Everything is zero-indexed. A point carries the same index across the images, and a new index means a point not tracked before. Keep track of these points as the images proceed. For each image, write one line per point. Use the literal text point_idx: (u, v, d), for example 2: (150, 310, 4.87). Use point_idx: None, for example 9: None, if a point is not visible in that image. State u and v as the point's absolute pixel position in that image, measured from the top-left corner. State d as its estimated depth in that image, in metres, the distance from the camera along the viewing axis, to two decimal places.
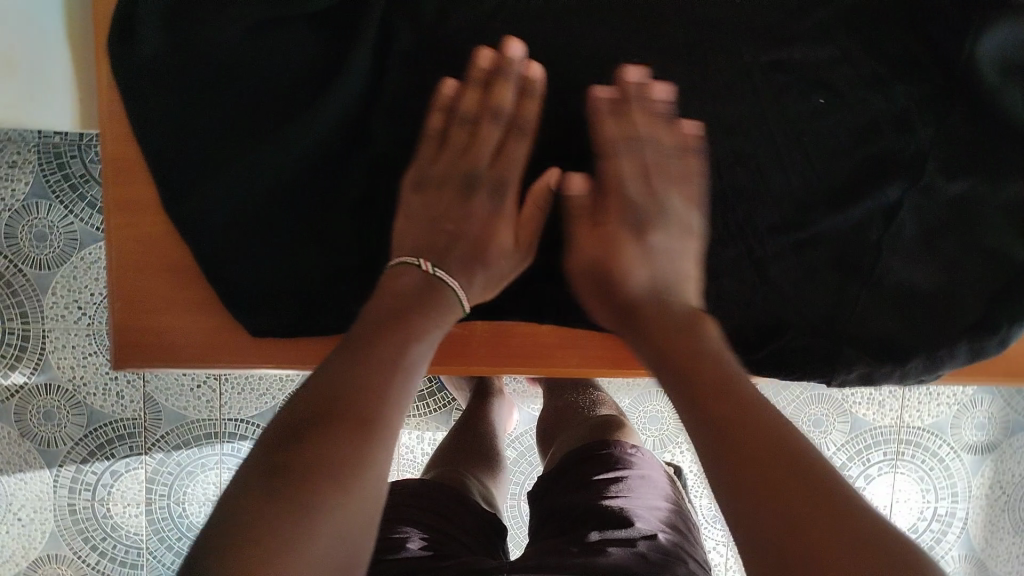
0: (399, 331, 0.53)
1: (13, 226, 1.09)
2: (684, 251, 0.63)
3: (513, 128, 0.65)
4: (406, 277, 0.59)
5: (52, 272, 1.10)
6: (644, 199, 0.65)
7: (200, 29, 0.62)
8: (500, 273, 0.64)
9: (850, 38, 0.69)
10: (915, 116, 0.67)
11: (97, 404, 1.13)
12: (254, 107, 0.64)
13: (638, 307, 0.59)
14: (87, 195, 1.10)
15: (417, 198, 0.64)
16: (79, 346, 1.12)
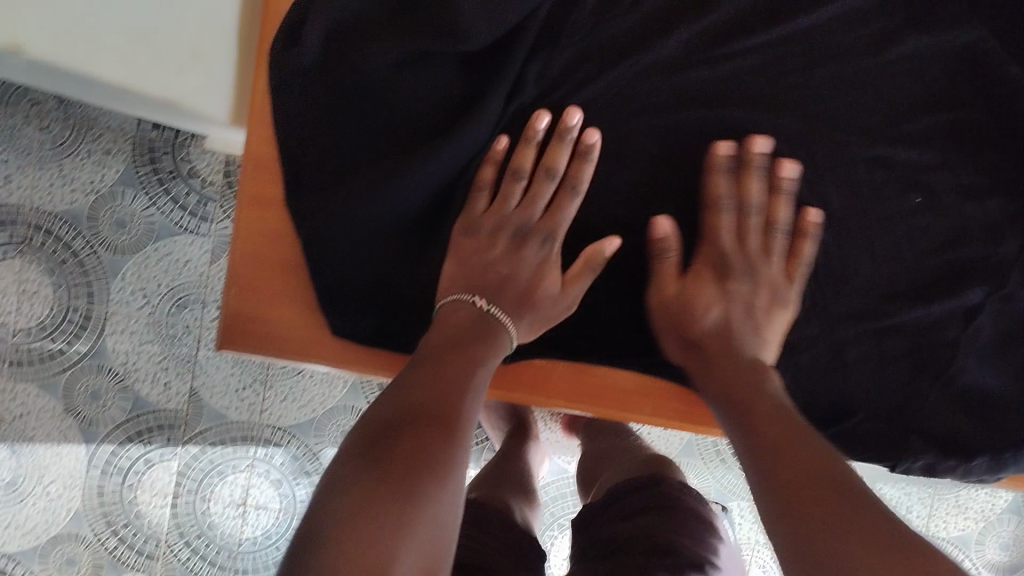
0: (462, 358, 0.61)
1: (96, 210, 1.07)
2: (763, 311, 0.69)
3: (566, 186, 0.68)
4: (463, 313, 0.65)
5: (126, 258, 1.08)
6: (741, 254, 0.70)
7: (355, 52, 0.66)
8: (546, 316, 0.69)
9: (952, 144, 0.73)
10: (1005, 227, 0.73)
11: (145, 390, 1.09)
12: (394, 132, 0.68)
13: (710, 348, 0.68)
14: (173, 190, 1.09)
15: (473, 242, 0.68)
16: (138, 333, 1.09)
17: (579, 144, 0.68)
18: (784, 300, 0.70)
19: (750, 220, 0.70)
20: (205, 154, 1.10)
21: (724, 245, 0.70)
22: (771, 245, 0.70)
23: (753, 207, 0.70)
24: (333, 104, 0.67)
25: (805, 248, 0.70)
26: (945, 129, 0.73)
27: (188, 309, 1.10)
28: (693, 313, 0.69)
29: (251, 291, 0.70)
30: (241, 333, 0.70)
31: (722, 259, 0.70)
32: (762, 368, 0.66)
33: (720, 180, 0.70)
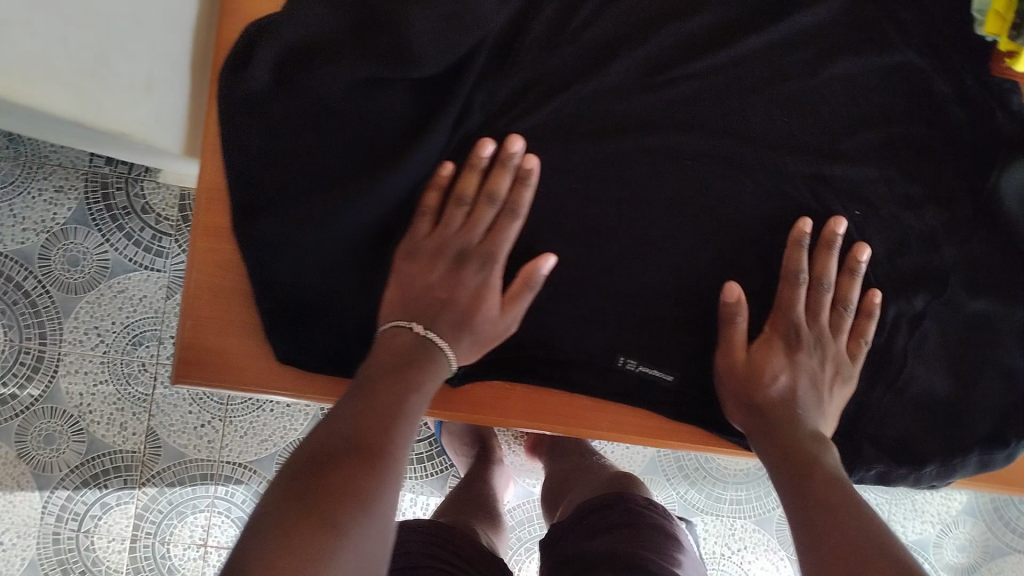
0: (397, 388, 0.56)
1: (47, 248, 1.05)
2: (827, 387, 0.69)
3: (507, 210, 0.64)
4: (400, 340, 0.61)
5: (79, 297, 1.06)
6: (812, 328, 0.70)
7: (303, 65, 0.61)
8: (485, 339, 0.65)
9: (899, 154, 0.74)
10: (940, 235, 0.74)
11: (100, 432, 1.06)
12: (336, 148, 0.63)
13: (775, 416, 0.66)
14: (126, 226, 1.07)
15: (411, 267, 0.64)
16: (93, 373, 1.06)
17: (518, 167, 0.64)
18: (843, 373, 0.71)
19: (824, 296, 0.71)
20: (158, 190, 1.09)
21: (798, 318, 0.70)
22: (836, 322, 0.71)
23: (828, 285, 0.71)
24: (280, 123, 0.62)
25: (864, 327, 0.72)
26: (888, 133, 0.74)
27: (144, 347, 1.08)
28: (767, 377, 0.67)
29: (202, 323, 0.66)
30: (195, 369, 0.66)
31: (793, 330, 0.70)
32: (823, 443, 0.63)
33: (801, 256, 0.70)
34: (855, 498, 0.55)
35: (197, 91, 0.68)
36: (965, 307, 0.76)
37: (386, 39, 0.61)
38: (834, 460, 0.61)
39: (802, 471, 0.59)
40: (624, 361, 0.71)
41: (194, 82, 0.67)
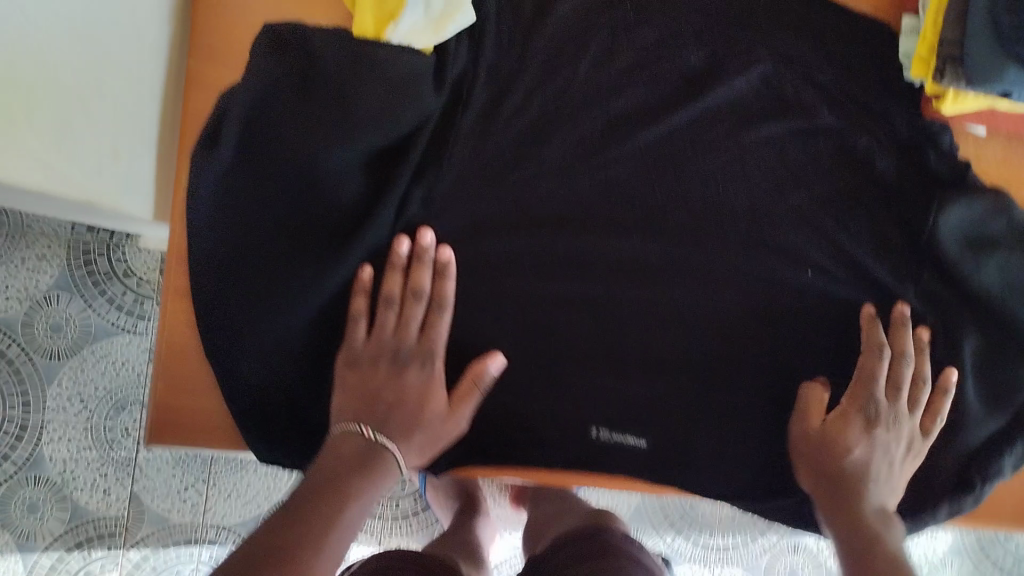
0: (331, 505, 0.53)
1: (30, 316, 1.06)
2: (899, 462, 0.66)
3: (434, 305, 0.63)
4: (348, 445, 0.58)
5: (62, 363, 1.07)
6: (890, 401, 0.66)
7: (264, 134, 0.62)
8: (436, 435, 0.62)
9: (861, 191, 0.70)
10: (889, 274, 0.70)
11: (83, 499, 1.06)
12: (292, 210, 0.63)
13: (848, 486, 0.64)
14: (108, 291, 1.08)
15: (353, 374, 0.62)
16: (75, 439, 1.07)
17: (437, 260, 0.64)
18: (914, 445, 0.66)
19: (905, 368, 0.66)
20: (141, 256, 1.10)
21: (878, 389, 0.66)
22: (914, 396, 0.67)
23: (907, 360, 0.67)
24: (234, 188, 0.63)
25: (938, 404, 0.68)
26: (833, 172, 0.70)
27: (127, 411, 1.09)
28: (841, 449, 0.64)
29: (172, 386, 0.66)
30: (168, 431, 0.66)
31: (869, 401, 0.66)
32: (890, 523, 0.61)
33: (876, 331, 0.67)
34: None
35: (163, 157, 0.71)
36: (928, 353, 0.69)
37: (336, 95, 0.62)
38: (899, 541, 0.60)
39: (860, 556, 0.58)
40: (597, 431, 0.66)
41: (159, 149, 0.70)
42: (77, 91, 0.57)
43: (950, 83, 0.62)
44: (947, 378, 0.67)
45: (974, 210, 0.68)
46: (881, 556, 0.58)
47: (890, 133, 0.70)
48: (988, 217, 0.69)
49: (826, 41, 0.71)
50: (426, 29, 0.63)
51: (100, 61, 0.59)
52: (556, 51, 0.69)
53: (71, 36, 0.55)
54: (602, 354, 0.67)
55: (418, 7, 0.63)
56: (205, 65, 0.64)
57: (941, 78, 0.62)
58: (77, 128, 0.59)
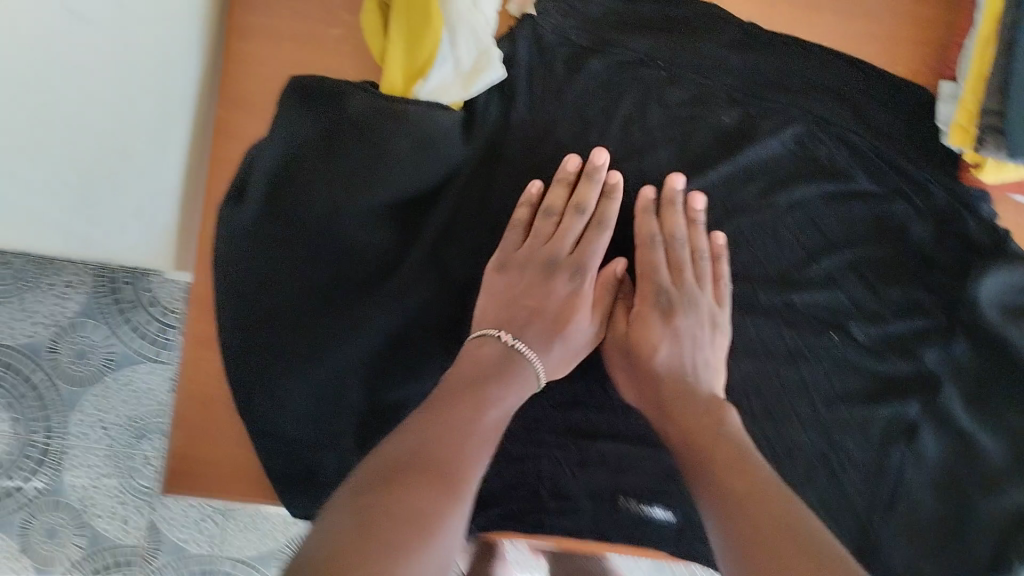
0: (470, 402, 0.53)
1: (56, 341, 1.04)
2: (710, 343, 0.62)
3: (593, 222, 0.64)
4: (485, 350, 0.58)
5: (85, 390, 1.04)
6: (681, 287, 0.63)
7: (297, 187, 0.61)
8: (573, 350, 0.62)
9: (898, 255, 0.68)
10: (924, 342, 0.67)
11: (101, 527, 1.04)
12: (323, 267, 0.62)
13: (665, 386, 0.59)
14: (132, 319, 1.05)
15: (501, 278, 0.62)
16: (95, 466, 1.04)
17: (603, 182, 0.64)
18: (699, 309, 0.63)
19: (681, 252, 0.64)
20: (166, 286, 1.06)
21: (661, 280, 0.64)
22: (716, 272, 0.65)
23: (680, 240, 0.64)
24: (263, 243, 0.62)
25: (720, 270, 0.65)
26: (865, 236, 0.68)
27: (148, 440, 1.05)
28: (648, 349, 0.61)
29: (194, 429, 0.66)
30: (188, 476, 0.66)
31: (662, 294, 0.63)
32: (720, 409, 0.57)
33: (651, 223, 0.65)
34: (755, 465, 0.51)
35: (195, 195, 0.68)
36: (961, 425, 0.66)
37: (369, 151, 0.61)
38: (737, 425, 0.56)
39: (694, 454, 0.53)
40: (623, 500, 0.67)
41: (189, 189, 0.66)
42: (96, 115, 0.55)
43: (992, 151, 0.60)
44: (721, 244, 0.66)
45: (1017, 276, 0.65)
46: (715, 443, 0.53)
47: (925, 197, 0.68)
48: None
49: (863, 102, 0.69)
50: (456, 83, 0.61)
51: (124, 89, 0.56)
52: (582, 107, 0.67)
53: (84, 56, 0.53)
54: (625, 418, 0.68)
55: (446, 63, 0.61)
56: (236, 114, 0.64)
57: (981, 147, 0.60)
58: (98, 160, 0.57)
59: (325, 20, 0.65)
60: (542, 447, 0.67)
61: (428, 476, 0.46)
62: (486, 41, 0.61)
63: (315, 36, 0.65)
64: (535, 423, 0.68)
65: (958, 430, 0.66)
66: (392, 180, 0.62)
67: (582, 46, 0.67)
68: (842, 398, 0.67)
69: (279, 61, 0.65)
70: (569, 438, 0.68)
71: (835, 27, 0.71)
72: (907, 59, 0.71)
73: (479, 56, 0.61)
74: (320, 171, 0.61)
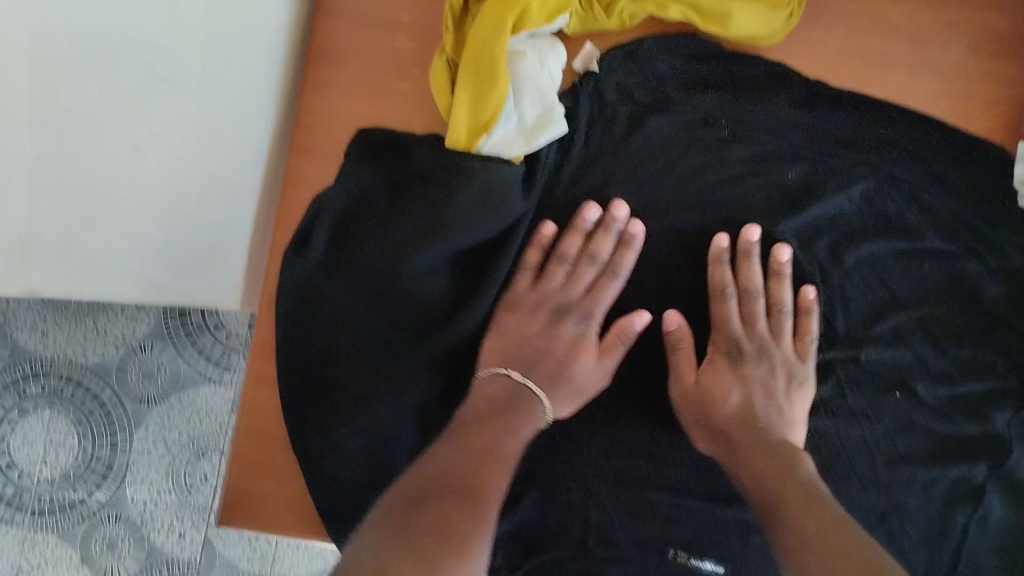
0: (490, 435, 0.55)
1: (124, 361, 1.06)
2: (784, 394, 0.62)
3: (608, 270, 0.64)
4: (495, 387, 0.60)
5: (150, 408, 1.06)
6: (751, 337, 0.65)
7: (360, 237, 0.63)
8: (581, 390, 0.63)
9: (965, 315, 0.67)
10: (992, 403, 0.66)
11: (160, 540, 1.06)
12: (383, 318, 0.63)
13: (735, 435, 0.60)
14: (199, 343, 1.07)
15: (510, 319, 0.64)
16: (156, 482, 1.06)
17: (622, 231, 0.65)
18: (775, 362, 0.64)
19: (756, 304, 0.65)
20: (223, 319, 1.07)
21: (734, 331, 0.64)
22: (803, 326, 0.65)
23: (754, 292, 0.65)
24: (322, 292, 0.63)
25: (806, 327, 0.65)
26: (933, 294, 0.67)
27: (207, 459, 1.07)
28: (716, 398, 0.62)
29: (249, 465, 0.67)
30: (240, 510, 0.67)
31: (735, 344, 0.64)
32: (796, 461, 0.56)
33: (724, 275, 0.65)
34: (831, 510, 0.51)
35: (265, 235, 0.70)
36: None
37: (430, 204, 0.61)
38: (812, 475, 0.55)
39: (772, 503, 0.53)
40: (675, 553, 0.66)
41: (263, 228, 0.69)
42: (163, 142, 0.56)
43: None
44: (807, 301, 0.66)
45: None
46: (790, 493, 0.53)
47: (999, 258, 0.67)
48: None
49: (935, 159, 0.68)
50: (518, 138, 0.62)
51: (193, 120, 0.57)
52: (648, 163, 0.67)
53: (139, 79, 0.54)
54: (678, 469, 0.68)
55: (511, 119, 0.62)
56: (307, 166, 0.67)
57: None
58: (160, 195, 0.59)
59: (396, 75, 0.67)
60: (591, 495, 0.66)
61: (458, 495, 0.48)
62: (550, 99, 0.63)
63: (387, 91, 0.67)
64: (583, 474, 0.67)
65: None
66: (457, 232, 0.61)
67: (643, 104, 0.68)
68: (905, 459, 0.66)
69: (350, 114, 0.67)
70: (617, 489, 0.67)
71: (907, 84, 0.69)
72: (979, 117, 0.68)
73: (543, 113, 0.62)
74: (384, 222, 0.62)
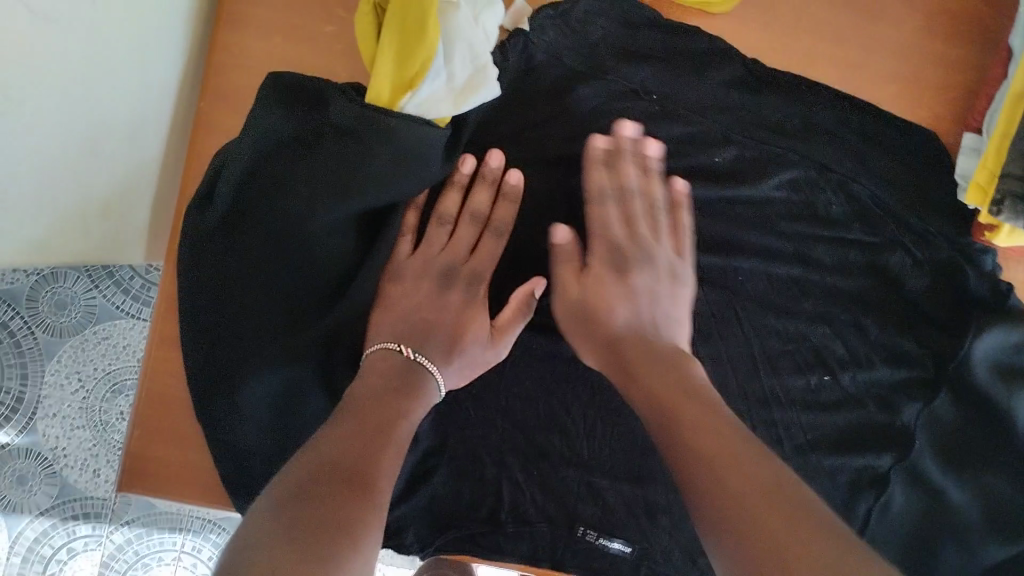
0: (381, 417, 0.50)
1: (37, 289, 1.00)
2: (670, 297, 0.58)
3: (492, 227, 0.63)
4: (390, 362, 0.55)
5: (63, 340, 1.01)
6: (636, 240, 0.60)
7: (269, 197, 0.59)
8: (475, 362, 0.59)
9: (891, 306, 0.66)
10: (896, 394, 0.65)
11: (73, 478, 1.00)
12: (289, 285, 0.60)
13: (624, 351, 0.54)
14: (115, 273, 1.00)
15: (396, 288, 0.60)
16: (69, 417, 1.00)
17: (503, 184, 0.63)
18: (654, 264, 0.59)
19: (636, 203, 0.61)
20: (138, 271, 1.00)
21: (615, 235, 0.60)
22: (676, 220, 0.62)
23: (630, 192, 0.61)
24: (223, 250, 0.61)
25: (681, 221, 0.62)
26: (860, 282, 0.66)
27: (124, 395, 1.01)
28: (603, 312, 0.56)
29: (152, 430, 0.65)
30: (142, 476, 0.65)
31: (616, 252, 0.59)
32: (688, 366, 0.52)
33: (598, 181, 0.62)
34: (739, 433, 0.45)
35: (165, 175, 0.66)
36: (935, 483, 0.64)
37: (347, 161, 0.57)
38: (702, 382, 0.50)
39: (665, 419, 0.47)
40: (583, 531, 0.66)
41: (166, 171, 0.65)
42: (85, 99, 0.52)
43: (1008, 218, 0.57)
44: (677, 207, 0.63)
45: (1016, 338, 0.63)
46: (692, 396, 0.48)
47: (926, 248, 0.65)
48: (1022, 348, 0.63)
49: (866, 147, 0.66)
50: (447, 98, 0.58)
51: (118, 78, 0.55)
52: (578, 133, 0.65)
53: (92, 51, 0.51)
54: (590, 445, 0.67)
55: (440, 76, 0.58)
56: (217, 112, 0.63)
57: (998, 213, 0.57)
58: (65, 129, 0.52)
59: (319, 19, 0.63)
60: (505, 472, 0.66)
61: (353, 489, 0.43)
62: (483, 60, 0.59)
63: (310, 34, 0.63)
64: (496, 449, 0.66)
65: (931, 486, 0.65)
66: (383, 192, 0.59)
67: (575, 68, 0.65)
68: (812, 445, 0.65)
69: (267, 59, 0.63)
70: (531, 464, 0.66)
71: (851, 61, 0.66)
72: (927, 101, 0.66)
73: (474, 74, 0.59)
74: (311, 189, 0.58)
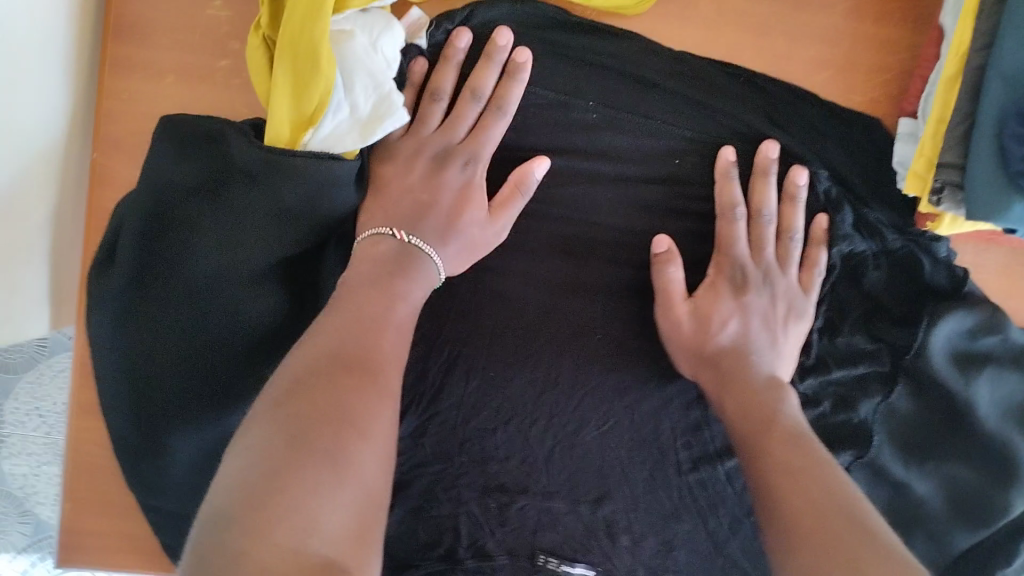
0: (376, 300, 0.50)
1: None
2: (781, 325, 0.61)
3: (491, 107, 0.59)
4: (379, 249, 0.54)
5: (18, 377, 0.96)
6: (759, 263, 0.62)
7: (176, 242, 0.55)
8: (473, 245, 0.58)
9: (847, 297, 0.64)
10: (858, 393, 0.64)
11: (45, 515, 0.95)
12: (201, 338, 0.57)
13: (724, 364, 0.59)
14: None
15: (389, 170, 0.58)
16: (35, 454, 0.96)
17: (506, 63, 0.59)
18: (777, 292, 0.62)
19: (766, 228, 0.62)
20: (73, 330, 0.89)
21: (741, 254, 0.62)
22: (810, 256, 0.63)
23: (767, 214, 0.62)
24: (127, 310, 0.57)
25: (815, 258, 0.63)
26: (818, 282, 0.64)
27: None
28: (711, 327, 0.60)
29: (90, 494, 0.64)
30: (81, 540, 0.64)
31: (739, 267, 0.62)
32: (779, 389, 0.57)
33: (732, 189, 0.61)
34: (819, 458, 0.49)
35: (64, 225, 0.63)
36: (899, 477, 0.64)
37: (253, 199, 0.55)
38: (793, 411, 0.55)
39: (758, 435, 0.53)
40: (544, 560, 0.64)
41: (64, 223, 0.62)
42: None
43: (948, 207, 0.55)
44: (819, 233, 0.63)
45: (971, 322, 0.62)
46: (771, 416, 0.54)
47: (879, 240, 0.62)
48: (979, 332, 0.63)
49: (811, 137, 0.63)
50: (353, 129, 0.55)
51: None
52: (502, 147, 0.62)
53: None
54: (549, 468, 0.64)
55: (341, 107, 0.54)
56: (117, 160, 0.59)
57: (939, 203, 0.55)
58: None
59: (213, 52, 0.58)
60: (462, 506, 0.64)
61: (356, 379, 0.44)
62: (386, 86, 0.55)
63: (204, 69, 0.58)
64: (451, 483, 0.64)
65: (893, 481, 0.64)
66: (299, 242, 0.57)
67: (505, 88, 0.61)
68: None
69: (161, 100, 0.59)
70: (488, 496, 0.64)
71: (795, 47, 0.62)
72: (860, 86, 0.62)
73: (378, 102, 0.55)
74: (219, 235, 0.55)
